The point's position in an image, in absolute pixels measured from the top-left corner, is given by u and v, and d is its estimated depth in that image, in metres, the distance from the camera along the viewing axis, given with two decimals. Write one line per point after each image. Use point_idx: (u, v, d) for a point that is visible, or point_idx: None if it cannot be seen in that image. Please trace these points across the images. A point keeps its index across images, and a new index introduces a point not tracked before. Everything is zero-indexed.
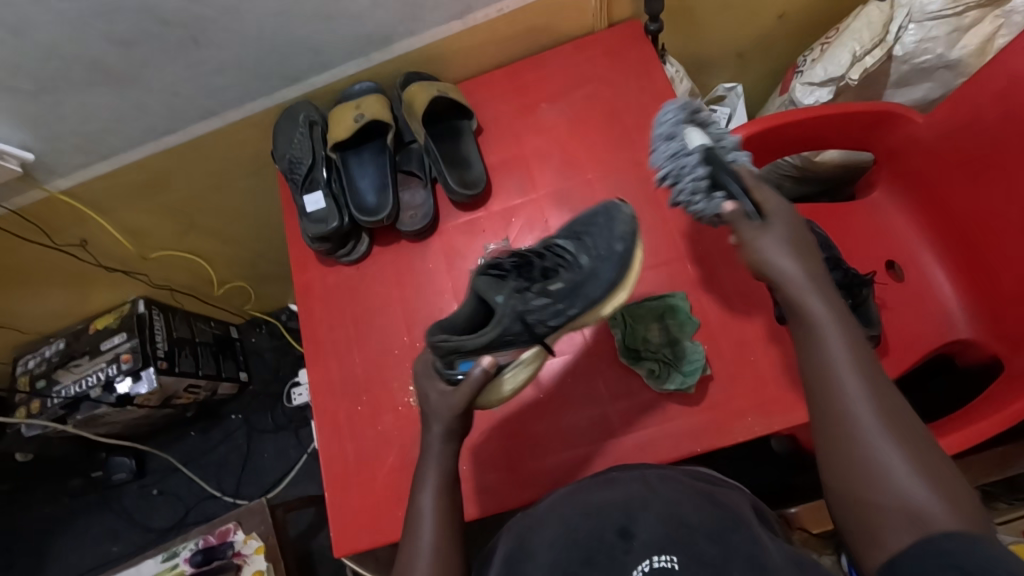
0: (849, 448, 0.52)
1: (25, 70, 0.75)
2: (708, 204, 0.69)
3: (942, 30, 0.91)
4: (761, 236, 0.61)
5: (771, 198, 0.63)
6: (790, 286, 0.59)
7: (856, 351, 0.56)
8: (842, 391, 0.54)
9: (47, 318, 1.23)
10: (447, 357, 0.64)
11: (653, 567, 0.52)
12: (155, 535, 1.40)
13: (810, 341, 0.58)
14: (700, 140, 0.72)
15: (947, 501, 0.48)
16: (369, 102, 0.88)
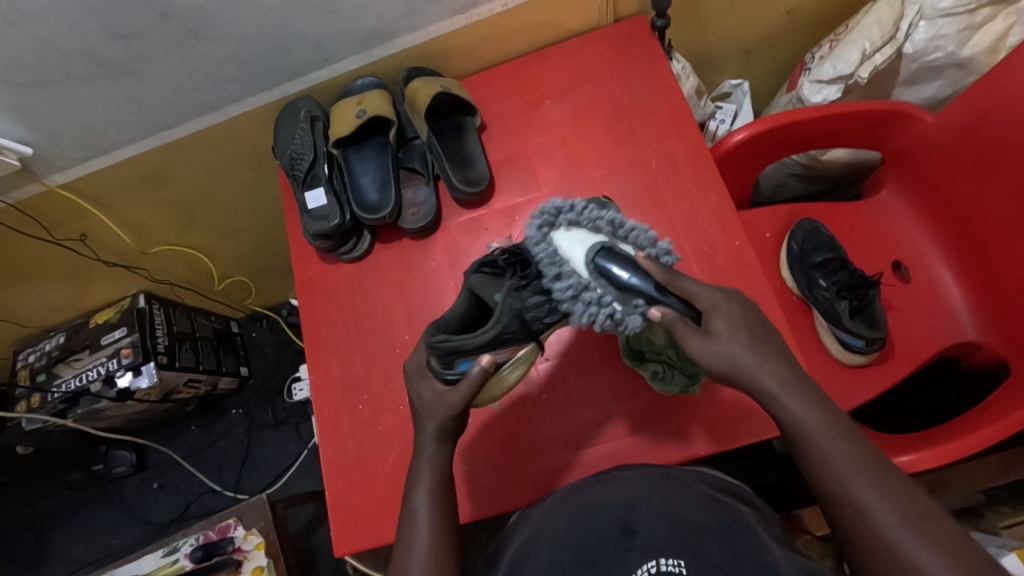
0: (866, 542, 0.51)
1: (23, 63, 0.74)
2: (630, 319, 0.61)
3: (953, 27, 0.90)
4: (713, 332, 0.57)
5: (695, 288, 0.60)
6: (762, 390, 0.57)
7: (845, 447, 0.54)
8: (848, 497, 0.52)
9: (47, 312, 1.23)
10: (446, 357, 0.64)
11: (659, 569, 0.51)
12: (155, 529, 1.40)
13: (794, 441, 0.56)
14: (582, 247, 0.64)
15: (972, 573, 0.46)
16: (371, 97, 0.87)
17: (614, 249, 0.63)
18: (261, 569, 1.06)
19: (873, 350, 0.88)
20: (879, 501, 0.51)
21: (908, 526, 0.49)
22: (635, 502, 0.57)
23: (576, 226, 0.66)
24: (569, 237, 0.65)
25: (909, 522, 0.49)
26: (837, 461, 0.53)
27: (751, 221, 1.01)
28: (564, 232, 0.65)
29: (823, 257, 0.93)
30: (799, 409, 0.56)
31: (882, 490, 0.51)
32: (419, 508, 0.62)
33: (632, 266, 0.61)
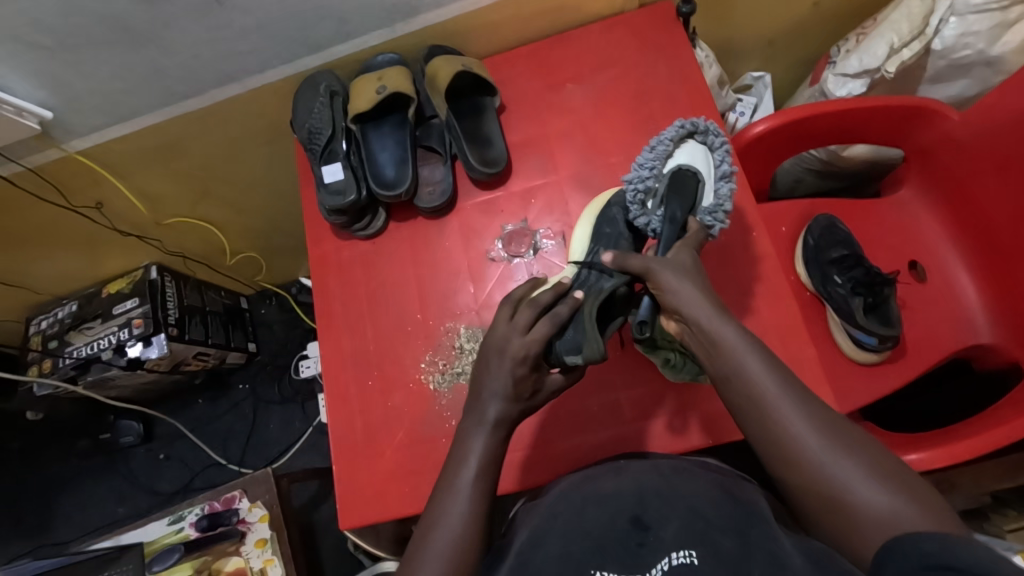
0: (803, 471, 0.54)
1: (47, 25, 0.74)
2: (648, 218, 0.71)
3: (984, 24, 0.88)
4: (656, 270, 0.62)
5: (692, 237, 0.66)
6: (704, 326, 0.60)
7: (774, 370, 0.58)
8: (776, 415, 0.56)
9: (61, 280, 1.24)
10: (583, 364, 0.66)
11: (672, 564, 0.49)
12: (161, 499, 1.42)
13: (729, 379, 0.59)
14: (692, 164, 0.72)
15: (882, 476, 0.52)
16: (392, 73, 0.87)
17: (697, 178, 0.70)
18: (265, 541, 1.08)
19: (886, 347, 0.87)
20: (813, 431, 0.55)
21: (841, 451, 0.54)
22: (647, 496, 0.56)
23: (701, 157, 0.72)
24: (690, 151, 0.72)
25: (842, 447, 0.54)
26: (776, 396, 0.57)
27: (768, 215, 1.01)
28: (695, 146, 0.73)
29: (839, 253, 0.92)
30: (738, 343, 0.59)
31: (814, 419, 0.55)
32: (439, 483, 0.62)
33: (687, 199, 0.68)
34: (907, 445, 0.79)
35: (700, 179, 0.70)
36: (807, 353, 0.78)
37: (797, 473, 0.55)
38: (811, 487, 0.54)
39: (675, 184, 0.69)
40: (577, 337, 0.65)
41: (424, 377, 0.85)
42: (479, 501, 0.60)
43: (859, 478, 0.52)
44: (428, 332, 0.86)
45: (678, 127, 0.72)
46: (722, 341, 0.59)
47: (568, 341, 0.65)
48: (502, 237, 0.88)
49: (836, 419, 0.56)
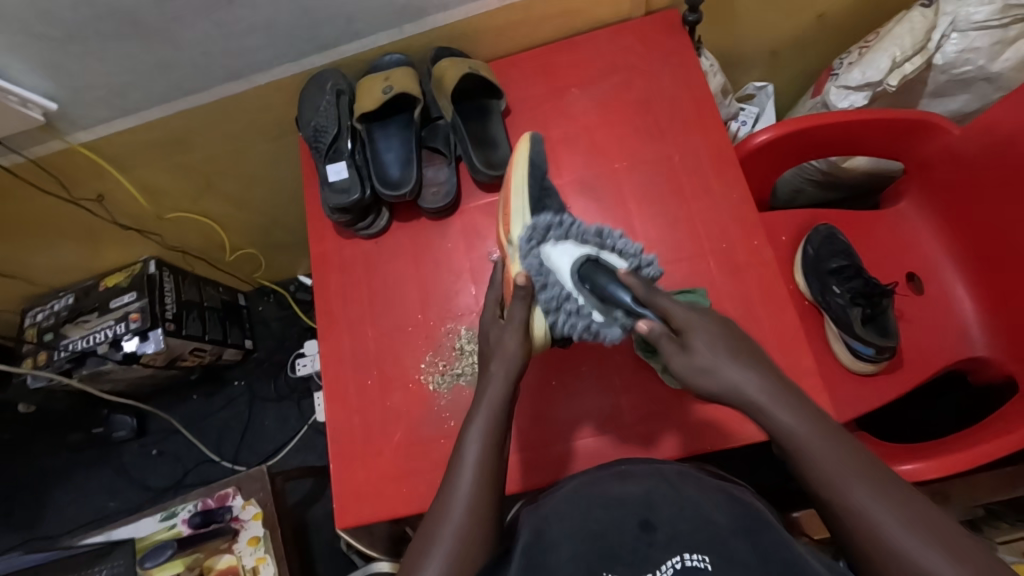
0: (888, 561, 0.52)
1: (54, 17, 0.74)
2: (612, 323, 0.64)
3: (985, 41, 0.90)
4: (697, 346, 0.60)
5: (672, 307, 0.61)
6: (766, 412, 0.59)
7: (847, 458, 0.57)
8: (855, 504, 0.55)
9: (58, 271, 1.23)
10: (573, 337, 0.76)
11: (684, 565, 0.51)
12: (152, 494, 1.41)
13: (807, 471, 0.58)
14: (572, 256, 0.67)
15: (974, 570, 0.50)
16: (399, 73, 0.87)
17: (597, 261, 0.66)
18: (258, 539, 1.07)
19: (882, 358, 0.88)
20: (902, 524, 0.53)
21: (925, 542, 0.51)
22: (654, 496, 0.56)
23: (568, 241, 0.68)
24: (562, 249, 0.67)
25: (929, 541, 0.51)
26: (855, 486, 0.55)
27: (768, 223, 1.01)
28: (563, 245, 0.68)
29: (838, 264, 0.93)
30: (807, 435, 0.58)
31: (900, 510, 0.53)
32: (455, 486, 0.61)
33: (608, 276, 0.64)
34: (901, 456, 0.80)
35: (598, 254, 0.67)
36: (806, 362, 0.78)
37: (895, 573, 0.52)
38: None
39: (587, 277, 0.65)
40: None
41: (423, 377, 0.85)
42: (480, 500, 0.60)
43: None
44: (429, 333, 0.86)
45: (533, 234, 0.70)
46: (782, 428, 0.58)
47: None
48: None
49: (919, 509, 0.53)
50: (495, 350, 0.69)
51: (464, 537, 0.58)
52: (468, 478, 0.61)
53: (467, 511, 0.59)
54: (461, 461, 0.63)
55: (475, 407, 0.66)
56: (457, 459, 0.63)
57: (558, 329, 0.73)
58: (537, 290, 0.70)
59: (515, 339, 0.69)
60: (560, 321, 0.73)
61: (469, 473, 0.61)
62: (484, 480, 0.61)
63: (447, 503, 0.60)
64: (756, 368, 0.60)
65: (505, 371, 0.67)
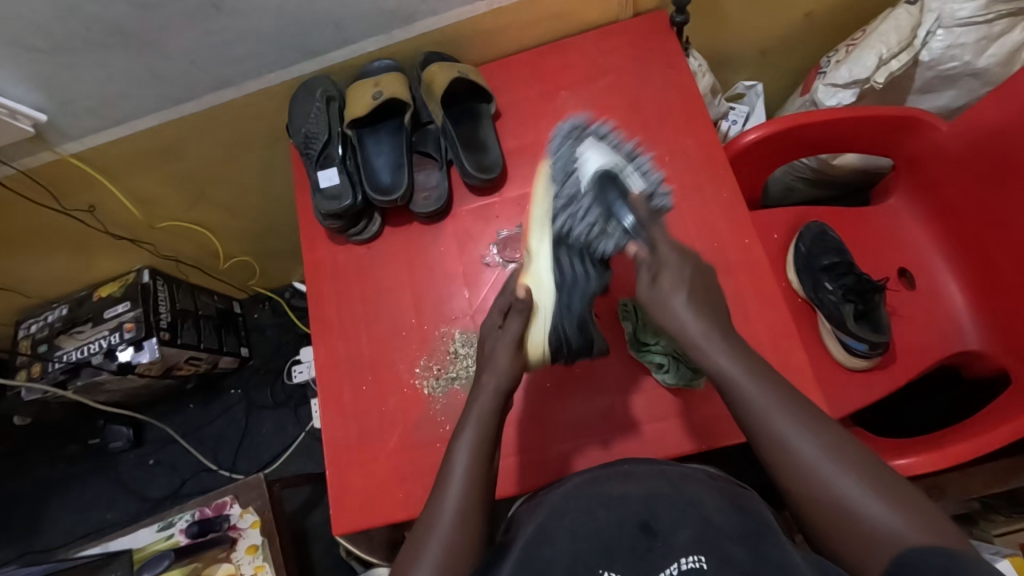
0: (810, 489, 0.54)
1: (42, 28, 0.74)
2: (609, 239, 0.70)
3: (970, 37, 0.90)
4: (671, 295, 0.64)
5: (661, 237, 0.67)
6: (706, 353, 0.62)
7: (776, 393, 0.58)
8: (779, 434, 0.57)
9: (52, 283, 1.23)
10: (572, 357, 0.74)
11: (683, 569, 0.50)
12: (150, 504, 1.40)
13: (732, 399, 0.60)
14: (599, 163, 0.74)
15: (885, 495, 0.52)
16: (388, 79, 0.87)
17: (617, 175, 0.73)
18: (257, 548, 1.07)
19: (876, 354, 0.88)
20: (818, 448, 0.55)
21: (844, 469, 0.54)
22: (655, 501, 0.56)
23: (600, 151, 0.76)
24: (594, 153, 0.75)
25: (841, 462, 0.54)
26: (779, 418, 0.57)
27: (760, 221, 1.02)
28: (595, 146, 0.76)
29: (830, 261, 0.93)
30: (734, 369, 0.60)
31: (819, 435, 0.56)
32: (443, 497, 0.61)
33: (621, 193, 0.71)
34: (896, 451, 0.80)
35: (620, 172, 0.73)
36: (799, 359, 0.78)
37: (814, 500, 0.54)
38: (816, 504, 0.54)
39: (603, 187, 0.71)
40: (588, 337, 0.73)
41: (418, 382, 0.85)
42: (471, 504, 0.61)
43: (866, 497, 0.52)
44: (423, 337, 0.86)
45: (565, 132, 0.80)
46: (716, 365, 0.61)
47: (579, 341, 0.72)
48: (497, 242, 0.89)
49: (839, 439, 0.56)
50: (487, 364, 0.71)
51: (452, 547, 0.58)
52: (457, 490, 0.61)
53: (455, 520, 0.59)
54: (450, 473, 0.63)
55: (464, 420, 0.67)
56: (446, 472, 0.64)
57: (559, 340, 0.72)
58: (538, 296, 0.73)
59: (512, 355, 0.70)
60: (560, 338, 0.72)
61: (456, 484, 0.62)
62: (473, 490, 0.62)
63: (437, 510, 0.61)
64: (706, 311, 0.63)
65: (494, 384, 0.69)
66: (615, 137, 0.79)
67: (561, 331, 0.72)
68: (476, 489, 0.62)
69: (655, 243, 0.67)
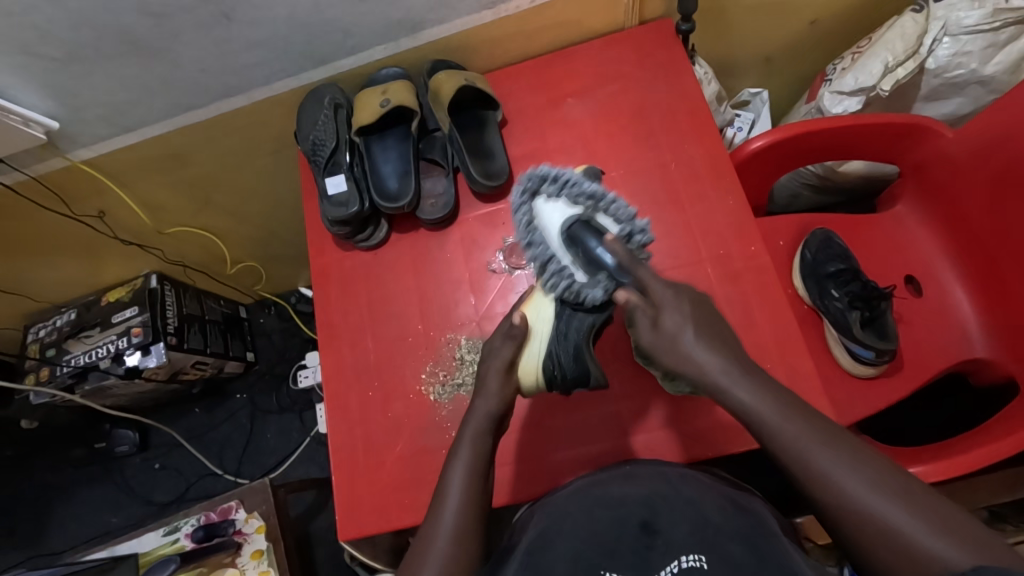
0: (850, 519, 0.52)
1: (55, 36, 0.75)
2: (595, 285, 0.69)
3: (977, 44, 0.90)
4: (682, 339, 0.62)
5: (652, 278, 0.65)
6: (722, 389, 0.60)
7: (803, 421, 0.57)
8: (809, 464, 0.55)
9: (60, 287, 1.24)
10: (572, 386, 0.72)
11: (682, 567, 0.50)
12: (155, 508, 1.41)
13: (758, 432, 0.58)
14: (567, 214, 0.71)
15: (930, 518, 0.49)
16: (396, 87, 0.88)
17: (586, 220, 0.70)
18: (261, 552, 1.07)
19: (882, 361, 0.88)
20: (855, 475, 0.53)
21: (883, 495, 0.51)
22: (656, 501, 0.56)
23: (562, 202, 0.72)
24: (552, 206, 0.73)
25: (867, 476, 0.53)
26: (809, 447, 0.55)
27: (766, 228, 1.02)
28: (549, 201, 0.73)
29: (835, 266, 0.93)
30: (750, 398, 0.59)
31: (846, 454, 0.54)
32: (442, 506, 0.62)
33: (592, 249, 0.68)
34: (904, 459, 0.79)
35: (593, 214, 0.70)
36: (805, 367, 0.78)
37: (857, 530, 0.52)
38: (858, 535, 0.52)
39: (575, 235, 0.69)
40: (582, 372, 0.70)
41: (424, 388, 0.85)
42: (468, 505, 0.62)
43: (906, 521, 0.50)
44: (429, 343, 0.87)
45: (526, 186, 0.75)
46: (736, 400, 0.59)
47: (574, 373, 0.71)
48: (503, 249, 0.89)
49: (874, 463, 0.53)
50: (480, 387, 0.72)
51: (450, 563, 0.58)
52: (456, 501, 0.62)
53: (452, 538, 0.59)
54: (448, 483, 0.64)
55: (458, 441, 0.68)
56: (443, 486, 0.64)
57: (553, 369, 0.71)
58: (536, 323, 0.74)
59: (503, 380, 0.71)
60: (552, 363, 0.71)
61: (456, 496, 0.62)
62: (467, 505, 0.62)
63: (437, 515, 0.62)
64: (718, 350, 0.61)
65: (485, 408, 0.69)
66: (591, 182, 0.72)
67: (556, 357, 0.71)
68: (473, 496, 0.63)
69: (642, 280, 0.65)
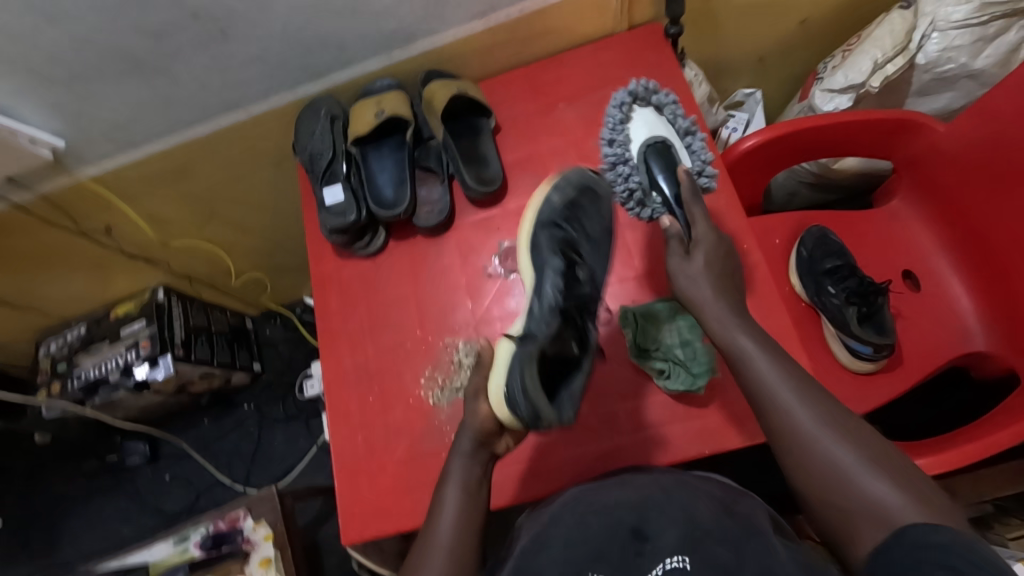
0: (811, 456, 0.59)
1: (59, 58, 0.77)
2: (648, 207, 0.84)
3: (966, 39, 0.91)
4: (687, 264, 0.74)
5: (702, 221, 0.76)
6: (723, 333, 0.69)
7: (787, 373, 0.64)
8: (785, 408, 0.62)
9: (70, 303, 1.26)
10: (533, 422, 0.63)
11: (665, 568, 0.53)
12: (166, 519, 1.43)
13: (740, 369, 0.67)
14: (656, 133, 0.83)
15: (875, 463, 0.57)
16: (390, 98, 0.90)
17: (673, 150, 0.82)
18: (269, 560, 1.07)
19: (881, 356, 0.88)
20: (814, 419, 0.60)
21: (843, 442, 0.59)
22: (648, 507, 0.57)
23: (648, 121, 0.84)
24: (645, 116, 0.85)
25: (837, 432, 0.59)
26: (782, 393, 0.63)
27: (761, 227, 1.02)
28: (647, 112, 0.86)
29: (832, 264, 0.93)
30: (751, 345, 0.67)
31: (816, 409, 0.61)
32: (437, 524, 0.65)
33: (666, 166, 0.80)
34: (904, 452, 0.79)
35: (673, 144, 0.83)
36: (800, 363, 0.79)
37: (817, 473, 0.59)
38: (814, 474, 0.59)
39: (659, 155, 0.80)
40: (534, 410, 0.61)
41: (424, 392, 0.86)
42: (463, 517, 0.65)
43: (856, 462, 0.57)
44: (428, 348, 0.88)
45: (625, 99, 0.85)
46: (737, 342, 0.68)
47: (527, 411, 0.62)
48: (499, 253, 0.91)
49: (835, 407, 0.61)
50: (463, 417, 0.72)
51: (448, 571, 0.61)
52: (451, 517, 0.65)
53: (448, 559, 0.62)
54: (443, 501, 0.66)
55: (451, 457, 0.70)
56: (439, 497, 0.67)
57: (513, 410, 0.64)
58: (498, 353, 0.69)
59: (474, 408, 0.69)
60: (509, 397, 0.64)
61: (450, 515, 0.65)
62: (463, 522, 0.65)
63: (432, 529, 0.65)
64: (723, 291, 0.72)
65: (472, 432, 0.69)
66: (679, 107, 0.86)
67: (511, 394, 0.64)
68: (467, 508, 0.66)
69: (690, 223, 0.76)
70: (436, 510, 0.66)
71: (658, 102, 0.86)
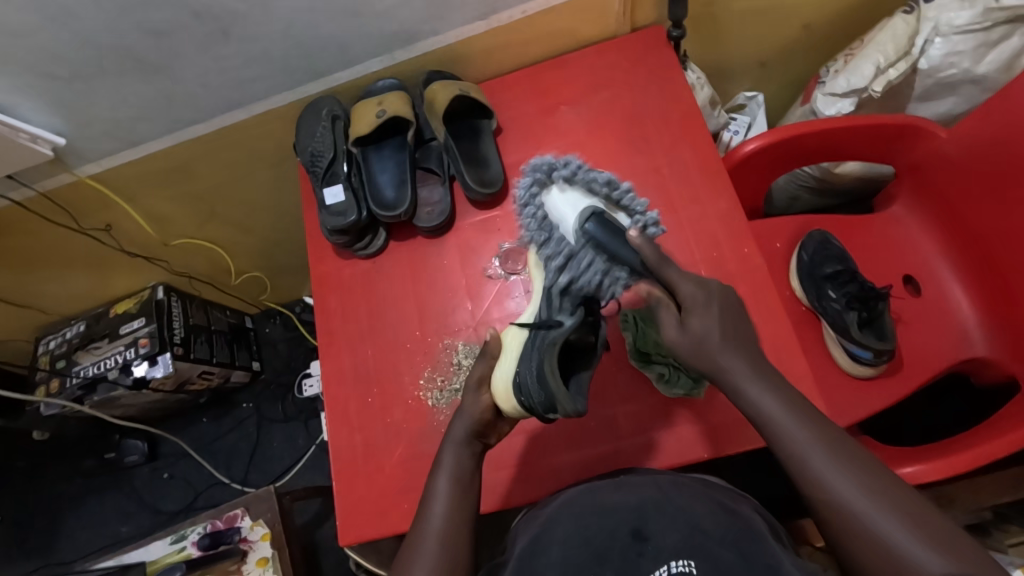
0: (841, 517, 0.54)
1: (61, 56, 0.77)
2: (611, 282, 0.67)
3: (967, 44, 0.90)
4: (678, 329, 0.63)
5: (684, 284, 0.63)
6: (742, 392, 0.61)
7: (815, 430, 0.58)
8: (813, 467, 0.56)
9: (70, 301, 1.26)
10: (549, 409, 0.63)
11: (670, 572, 0.51)
12: (164, 518, 1.42)
13: (761, 426, 0.60)
14: (575, 207, 0.68)
15: (914, 526, 0.51)
16: (392, 98, 0.90)
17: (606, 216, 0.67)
18: (266, 561, 1.07)
19: (880, 362, 0.88)
20: (843, 476, 0.55)
21: (876, 501, 0.53)
22: (647, 508, 0.57)
23: (576, 193, 0.69)
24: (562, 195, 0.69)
25: (885, 505, 0.53)
26: (809, 448, 0.57)
27: (761, 231, 1.02)
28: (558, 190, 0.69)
29: (833, 268, 0.93)
30: (776, 407, 0.59)
31: (843, 465, 0.55)
32: (427, 519, 0.64)
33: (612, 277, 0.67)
34: (904, 458, 0.79)
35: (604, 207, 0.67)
36: (801, 368, 0.78)
37: (850, 534, 0.53)
38: (848, 535, 0.53)
39: (596, 239, 0.65)
40: (550, 396, 0.61)
41: (422, 393, 0.86)
42: (454, 517, 0.64)
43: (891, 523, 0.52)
44: (427, 349, 0.88)
45: (536, 175, 0.70)
46: (753, 403, 0.60)
47: (542, 398, 0.62)
48: (499, 254, 0.91)
49: (867, 464, 0.55)
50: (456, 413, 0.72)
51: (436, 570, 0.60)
52: (440, 513, 0.64)
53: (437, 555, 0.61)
54: (433, 496, 0.66)
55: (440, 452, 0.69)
56: (428, 492, 0.67)
57: (524, 398, 0.65)
58: (510, 341, 0.72)
59: (475, 398, 0.71)
60: (522, 387, 0.65)
61: (439, 512, 0.64)
62: (455, 520, 0.64)
63: (422, 528, 0.63)
64: (742, 351, 0.62)
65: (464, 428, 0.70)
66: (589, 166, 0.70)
67: (524, 383, 0.64)
68: (454, 506, 0.64)
69: (671, 287, 0.63)
70: (426, 506, 0.65)
71: (561, 174, 0.70)
